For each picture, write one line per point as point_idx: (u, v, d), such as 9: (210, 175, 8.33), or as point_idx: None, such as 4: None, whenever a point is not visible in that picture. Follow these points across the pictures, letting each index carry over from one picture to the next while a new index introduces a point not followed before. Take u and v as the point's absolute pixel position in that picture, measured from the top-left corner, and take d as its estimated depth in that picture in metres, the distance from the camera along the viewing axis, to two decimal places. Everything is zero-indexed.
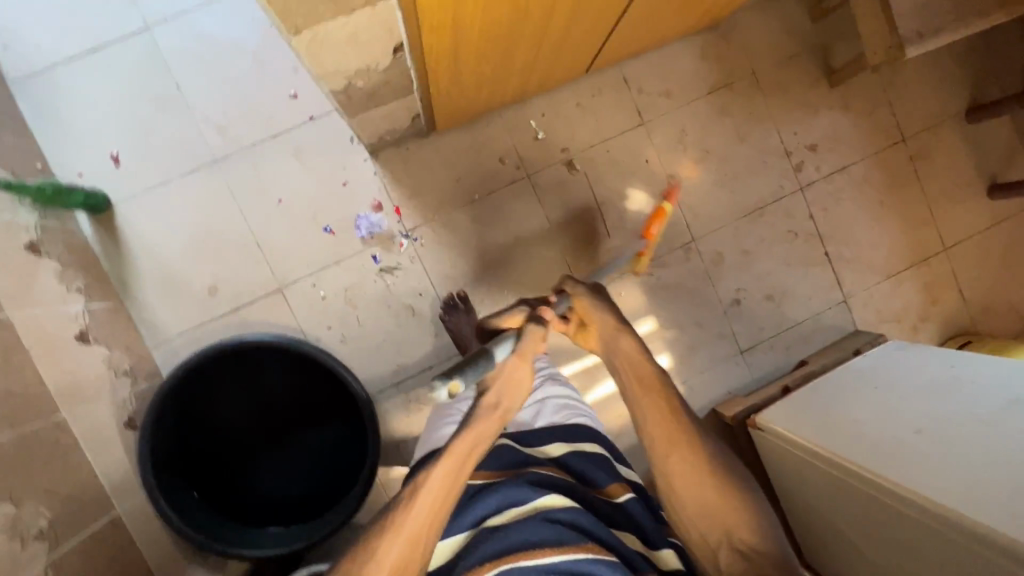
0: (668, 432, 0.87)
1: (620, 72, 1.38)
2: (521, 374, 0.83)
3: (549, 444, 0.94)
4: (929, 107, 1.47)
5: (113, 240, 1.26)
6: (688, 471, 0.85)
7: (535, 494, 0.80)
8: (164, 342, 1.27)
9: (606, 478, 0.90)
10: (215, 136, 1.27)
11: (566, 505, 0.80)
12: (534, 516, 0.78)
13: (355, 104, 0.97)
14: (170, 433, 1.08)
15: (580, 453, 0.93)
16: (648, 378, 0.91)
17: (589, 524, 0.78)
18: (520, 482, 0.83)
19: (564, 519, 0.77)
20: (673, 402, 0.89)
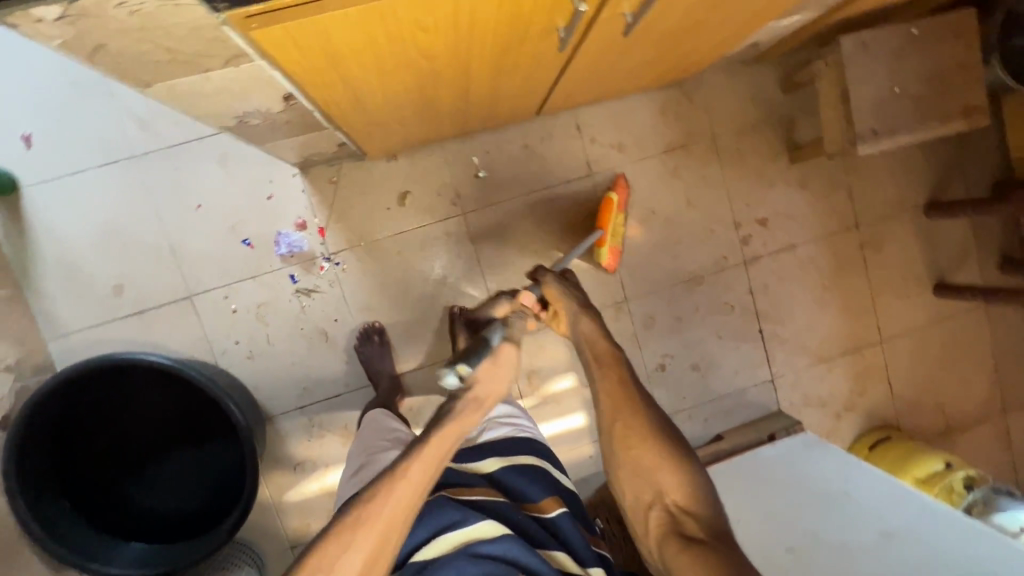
0: (617, 401, 0.85)
1: (573, 118, 1.32)
2: (506, 356, 0.80)
3: (481, 461, 0.90)
4: (888, 196, 1.43)
5: (16, 224, 1.20)
6: (632, 438, 0.83)
7: (466, 522, 0.77)
8: (63, 337, 1.23)
9: (539, 492, 0.88)
10: (138, 130, 1.21)
11: (497, 534, 0.75)
12: (463, 550, 0.74)
13: (261, 133, 0.91)
14: (48, 433, 1.06)
15: (513, 467, 0.90)
16: (604, 356, 0.89)
17: (524, 555, 0.74)
18: (453, 512, 0.79)
19: (492, 554, 0.73)
20: (622, 372, 0.88)
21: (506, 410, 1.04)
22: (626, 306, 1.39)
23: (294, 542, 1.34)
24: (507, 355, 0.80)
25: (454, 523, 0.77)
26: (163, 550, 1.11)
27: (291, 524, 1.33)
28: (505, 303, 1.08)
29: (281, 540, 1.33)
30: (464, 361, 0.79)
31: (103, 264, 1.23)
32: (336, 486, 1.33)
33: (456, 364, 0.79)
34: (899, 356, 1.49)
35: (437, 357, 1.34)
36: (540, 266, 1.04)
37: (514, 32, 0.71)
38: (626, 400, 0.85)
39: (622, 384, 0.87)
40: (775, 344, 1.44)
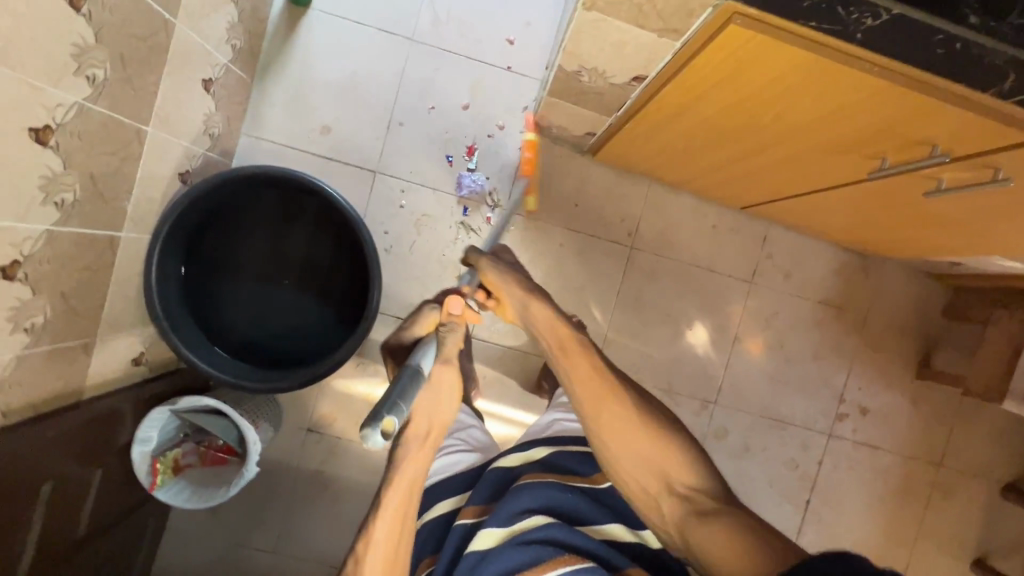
0: (597, 391, 0.87)
1: (764, 229, 1.40)
2: (444, 376, 0.86)
3: (533, 447, 0.98)
4: (980, 457, 1.46)
5: (287, 32, 1.29)
6: (621, 430, 0.84)
7: (512, 517, 0.83)
8: (256, 139, 1.30)
9: (588, 468, 0.95)
10: (428, 23, 1.31)
11: (540, 523, 0.81)
12: (510, 538, 0.80)
13: (565, 89, 1.00)
14: (202, 208, 1.11)
15: (564, 452, 0.97)
16: (568, 342, 0.92)
17: (569, 537, 0.79)
18: (496, 512, 0.84)
19: (539, 538, 0.79)
20: (593, 361, 0.90)
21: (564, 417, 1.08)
22: (710, 408, 1.42)
23: (313, 427, 1.34)
24: (443, 376, 0.85)
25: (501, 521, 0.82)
26: (231, 364, 1.13)
27: (322, 410, 1.34)
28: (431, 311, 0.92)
29: (304, 418, 1.34)
30: (392, 412, 0.71)
31: (328, 104, 1.31)
32: None
33: (384, 416, 0.71)
34: None
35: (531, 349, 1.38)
36: (470, 251, 1.04)
37: (851, 145, 0.80)
38: (607, 390, 0.87)
39: (595, 373, 0.89)
40: (813, 522, 1.45)
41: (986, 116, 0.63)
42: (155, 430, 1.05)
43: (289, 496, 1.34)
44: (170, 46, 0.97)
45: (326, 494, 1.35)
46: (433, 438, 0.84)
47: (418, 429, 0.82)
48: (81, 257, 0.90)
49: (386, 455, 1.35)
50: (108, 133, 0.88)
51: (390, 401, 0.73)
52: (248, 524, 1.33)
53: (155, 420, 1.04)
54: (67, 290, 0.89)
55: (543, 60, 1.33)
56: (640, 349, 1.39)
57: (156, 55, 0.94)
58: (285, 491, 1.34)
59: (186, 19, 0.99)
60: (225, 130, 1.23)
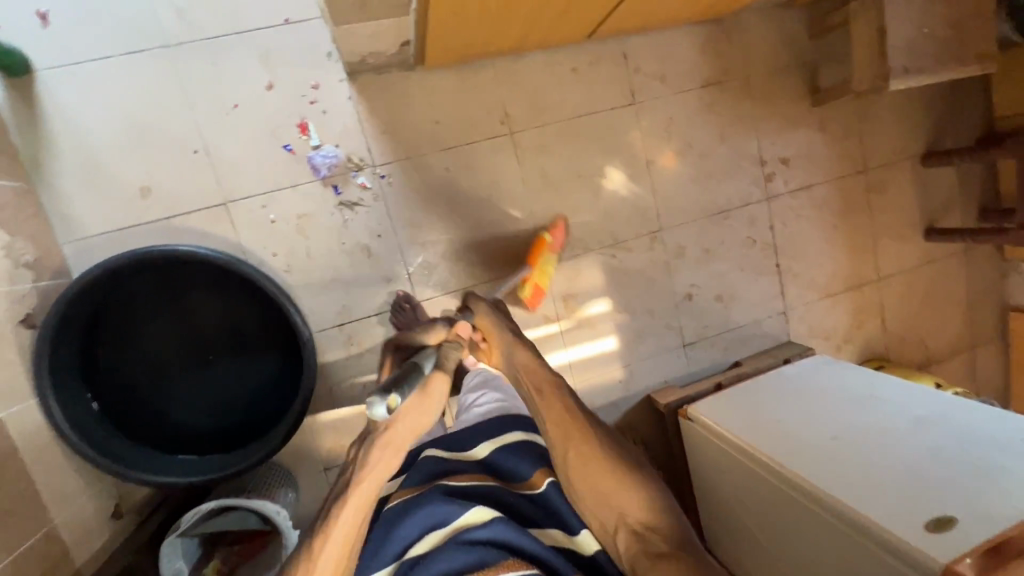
0: (564, 428, 0.83)
1: (620, 45, 1.35)
2: (432, 395, 0.80)
3: (476, 447, 0.95)
4: (893, 144, 1.55)
5: (29, 111, 1.08)
6: (584, 464, 0.79)
7: (456, 512, 0.78)
8: (80, 241, 1.13)
9: (528, 469, 0.90)
10: (172, 18, 1.12)
11: (484, 521, 0.76)
12: (451, 538, 0.75)
13: (346, 9, 0.88)
14: (73, 341, 0.98)
15: (502, 448, 0.93)
16: (544, 383, 0.89)
17: (517, 539, 0.74)
18: (434, 497, 0.81)
19: (482, 537, 0.74)
20: (565, 400, 0.86)
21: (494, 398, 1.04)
22: (659, 236, 1.44)
23: (329, 464, 1.31)
24: (435, 385, 0.81)
25: (444, 516, 0.78)
26: (208, 460, 1.06)
27: (326, 446, 1.30)
28: (440, 327, 0.96)
29: (315, 463, 1.30)
30: (396, 391, 0.74)
31: (127, 163, 1.13)
32: None
33: (389, 394, 0.73)
34: (892, 294, 1.63)
35: (478, 279, 1.34)
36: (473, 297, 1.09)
37: None
38: (581, 431, 0.82)
39: (568, 410, 0.85)
40: (789, 278, 1.54)
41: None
42: (181, 558, 1.01)
43: None
44: None
45: None
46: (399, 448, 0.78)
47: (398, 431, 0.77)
48: None
49: None
50: None
51: (391, 383, 0.76)
52: None
53: (172, 552, 1.00)
54: None
55: None
56: (571, 221, 1.38)
57: None
58: None
59: None
60: (40, 251, 1.06)
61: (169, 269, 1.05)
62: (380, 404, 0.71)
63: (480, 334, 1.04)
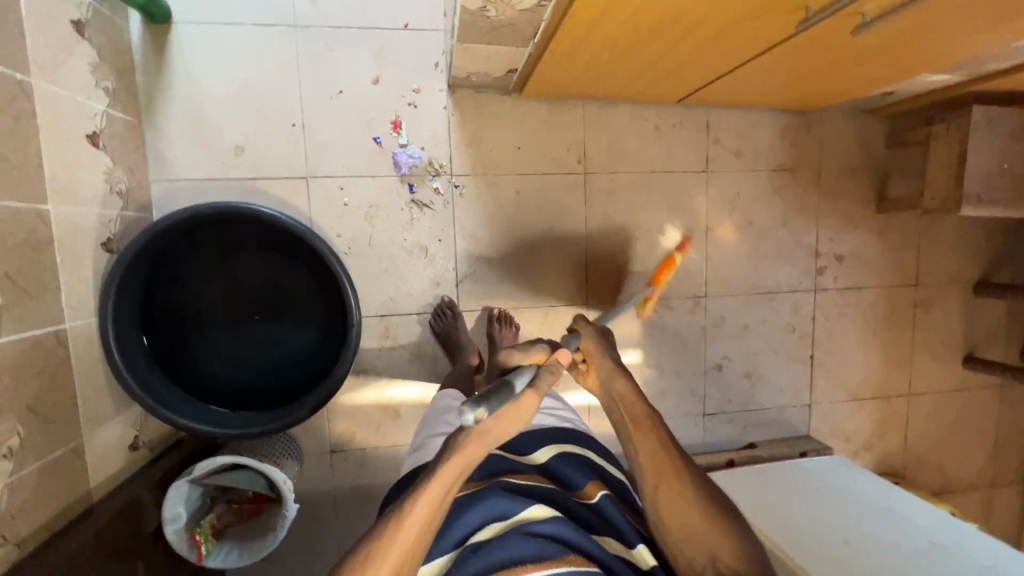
0: (659, 465, 0.80)
1: (705, 115, 1.40)
2: (525, 407, 0.67)
3: (537, 451, 0.86)
4: (948, 265, 1.56)
5: (157, 56, 1.17)
6: (681, 505, 0.78)
7: (518, 505, 0.72)
8: (168, 182, 1.20)
9: (584, 478, 0.82)
10: (305, 2, 1.20)
11: (548, 516, 0.71)
12: (514, 529, 0.69)
13: (474, 31, 0.94)
14: (142, 276, 1.02)
15: (567, 455, 0.85)
16: (640, 416, 0.85)
17: (576, 536, 0.71)
18: (494, 490, 0.74)
19: (547, 531, 0.70)
20: (661, 435, 0.84)
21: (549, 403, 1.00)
22: (703, 302, 1.46)
23: (336, 447, 1.32)
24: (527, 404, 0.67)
25: (505, 509, 0.72)
26: (233, 415, 1.09)
27: (339, 428, 1.32)
28: (541, 347, 0.79)
29: (324, 442, 1.32)
30: (486, 404, 0.58)
31: (230, 122, 1.21)
32: (393, 402, 1.33)
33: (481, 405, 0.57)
34: (919, 412, 1.62)
35: (521, 303, 1.37)
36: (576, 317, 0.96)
37: (775, 6, 0.79)
38: (673, 466, 0.81)
39: (657, 451, 0.82)
40: (821, 373, 1.54)
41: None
42: (181, 505, 1.01)
43: (337, 519, 1.34)
44: (36, 109, 0.86)
45: (372, 505, 1.35)
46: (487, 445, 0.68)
47: (484, 430, 0.66)
48: (32, 362, 0.83)
49: None
50: (6, 224, 0.79)
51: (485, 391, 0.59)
52: (307, 558, 1.33)
53: (177, 496, 1.00)
54: (32, 402, 0.82)
55: (438, 7, 1.24)
56: (622, 267, 1.41)
57: (23, 124, 0.83)
58: (332, 516, 1.34)
59: (41, 74, 0.88)
60: (132, 183, 1.12)
61: (243, 226, 1.10)
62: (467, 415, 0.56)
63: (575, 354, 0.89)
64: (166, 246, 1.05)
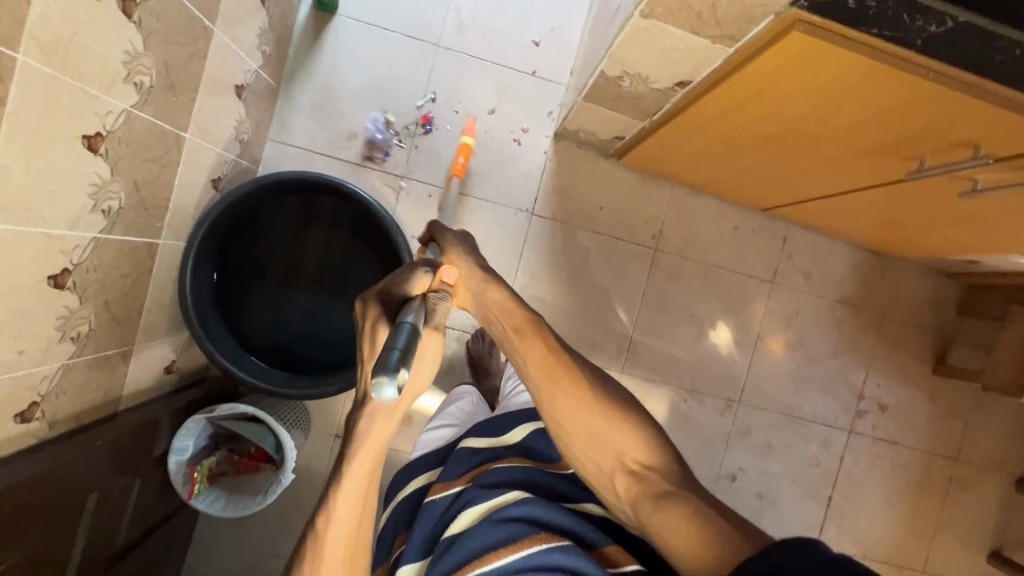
0: (551, 369, 0.83)
1: (784, 230, 1.43)
2: (431, 347, 0.73)
3: (510, 431, 0.97)
4: (995, 449, 1.50)
5: (313, 38, 1.29)
6: (573, 404, 0.81)
7: (490, 495, 0.82)
8: (282, 145, 1.30)
9: (562, 452, 0.94)
10: (454, 28, 1.32)
11: (519, 499, 0.80)
12: (486, 517, 0.78)
13: (601, 94, 1.02)
14: (230, 219, 1.10)
15: (539, 432, 0.96)
16: (523, 324, 0.86)
17: (546, 514, 0.78)
18: (472, 486, 0.85)
19: (516, 514, 0.77)
20: (548, 338, 0.85)
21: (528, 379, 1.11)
22: (734, 407, 1.44)
23: (342, 433, 1.34)
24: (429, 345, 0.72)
25: (474, 498, 0.83)
26: (265, 370, 1.13)
27: (352, 415, 1.34)
28: (427, 275, 0.76)
29: (333, 424, 1.33)
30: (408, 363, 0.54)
31: (355, 109, 1.31)
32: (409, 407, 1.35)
33: (401, 365, 0.53)
34: None
35: None
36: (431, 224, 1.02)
37: (892, 150, 0.83)
38: (563, 370, 0.83)
39: (548, 349, 0.84)
40: (835, 517, 1.47)
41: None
42: (190, 439, 1.05)
43: (318, 505, 1.33)
44: (207, 53, 0.97)
45: None
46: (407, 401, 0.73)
47: (387, 402, 0.68)
48: (124, 264, 0.89)
49: None
50: (151, 139, 0.88)
51: (401, 350, 0.56)
52: (277, 534, 1.32)
53: (190, 429, 1.03)
54: (109, 299, 0.88)
55: (567, 65, 1.34)
56: (664, 349, 1.41)
57: (194, 62, 0.93)
58: (314, 500, 1.33)
59: (222, 25, 0.99)
60: (253, 137, 1.22)
61: (334, 203, 1.18)
62: (388, 384, 0.51)
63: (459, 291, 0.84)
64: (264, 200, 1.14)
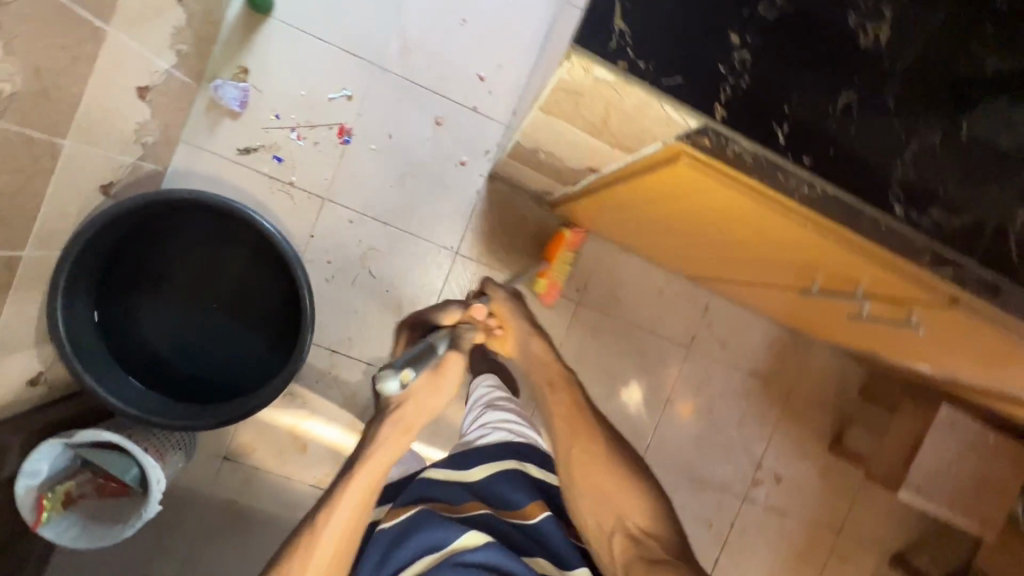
0: (571, 420, 0.94)
1: (706, 298, 1.44)
2: (451, 368, 0.96)
3: (472, 467, 0.91)
4: (875, 527, 1.57)
5: (243, 39, 1.21)
6: (582, 459, 0.89)
7: (452, 534, 0.78)
8: (195, 148, 1.22)
9: (525, 496, 0.88)
10: (396, 49, 1.25)
11: (479, 544, 0.77)
12: (443, 561, 0.75)
13: (524, 157, 0.98)
14: (118, 228, 1.02)
15: (501, 472, 0.90)
16: (558, 379, 1.00)
17: (507, 562, 0.76)
18: (433, 523, 0.79)
19: (478, 560, 0.75)
20: (575, 397, 0.97)
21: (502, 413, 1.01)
22: None
23: (230, 455, 1.28)
24: (451, 366, 0.96)
25: (438, 540, 0.78)
26: (141, 393, 1.06)
27: (243, 438, 1.28)
28: (455, 309, 1.05)
29: (221, 445, 1.28)
30: (408, 368, 0.82)
31: (280, 121, 1.23)
32: (305, 435, 1.30)
33: (401, 368, 0.81)
34: None
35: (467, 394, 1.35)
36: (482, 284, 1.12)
37: (788, 267, 0.83)
38: (585, 424, 0.93)
39: (574, 405, 0.96)
40: None
41: (916, 286, 0.63)
42: (44, 462, 0.97)
43: (196, 527, 1.27)
44: (98, 54, 0.88)
45: (238, 526, 1.29)
46: (411, 431, 0.91)
47: (393, 423, 0.89)
48: None
49: (305, 489, 1.31)
50: (13, 148, 0.79)
51: (405, 360, 0.84)
52: (148, 554, 1.26)
53: (45, 452, 0.96)
54: None
55: (511, 106, 1.30)
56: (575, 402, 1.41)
57: (80, 65, 0.85)
58: (193, 522, 1.27)
59: (120, 25, 0.90)
60: (161, 138, 1.14)
61: (239, 222, 1.11)
62: (391, 377, 0.79)
63: (497, 322, 1.05)
64: (160, 211, 1.06)
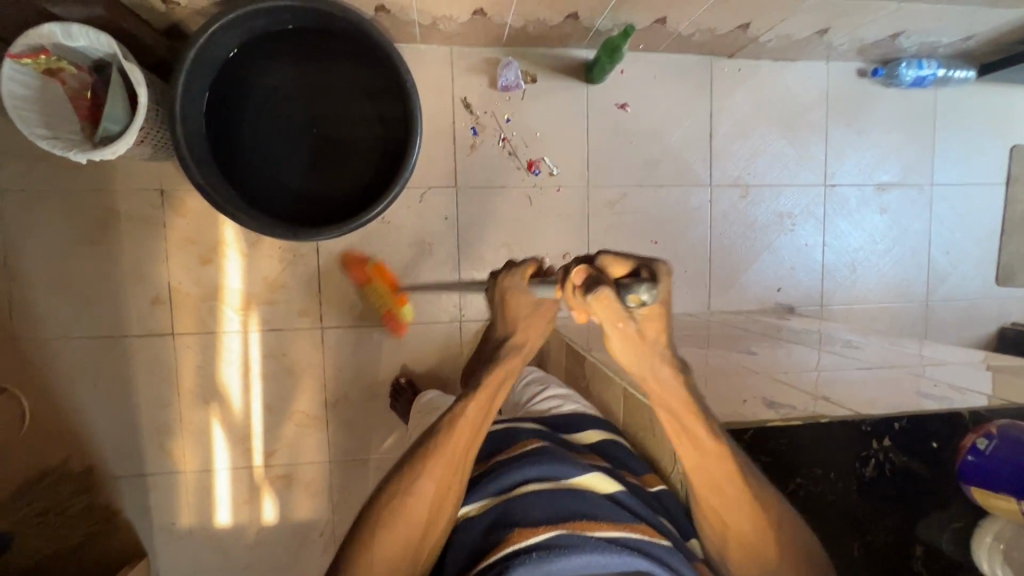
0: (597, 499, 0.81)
1: None
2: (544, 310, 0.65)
3: (587, 431, 0.89)
4: None
5: (558, 67, 1.32)
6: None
7: (574, 470, 0.72)
8: (448, 59, 1.28)
9: (643, 468, 0.83)
10: (607, 196, 1.37)
11: (609, 484, 0.71)
12: (568, 487, 0.69)
13: None
14: (346, 22, 0.98)
15: (616, 443, 0.87)
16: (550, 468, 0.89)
17: (634, 504, 0.70)
18: (536, 460, 0.73)
19: (611, 498, 0.70)
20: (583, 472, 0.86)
21: (566, 396, 1.01)
22: None
23: (167, 196, 1.21)
24: (520, 303, 0.65)
25: (556, 473, 0.71)
26: (198, 102, 1.00)
27: (188, 199, 1.22)
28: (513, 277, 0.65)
29: (171, 182, 1.21)
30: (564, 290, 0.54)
31: (504, 122, 1.31)
32: (219, 257, 1.24)
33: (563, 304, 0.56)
34: None
35: (334, 389, 1.31)
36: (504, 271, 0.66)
37: None
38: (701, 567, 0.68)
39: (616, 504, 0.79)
40: None
41: None
42: (84, 40, 0.93)
43: (73, 192, 1.18)
44: None
45: (91, 231, 1.20)
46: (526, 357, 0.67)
47: (493, 391, 0.67)
48: None
49: (164, 278, 1.23)
50: None
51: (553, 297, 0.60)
52: (23, 154, 1.16)
53: (94, 36, 0.93)
54: None
55: None
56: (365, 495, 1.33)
57: None
58: (79, 185, 1.18)
59: None
60: (446, 33, 1.20)
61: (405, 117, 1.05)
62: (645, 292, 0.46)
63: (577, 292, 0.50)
64: (378, 47, 1.01)
